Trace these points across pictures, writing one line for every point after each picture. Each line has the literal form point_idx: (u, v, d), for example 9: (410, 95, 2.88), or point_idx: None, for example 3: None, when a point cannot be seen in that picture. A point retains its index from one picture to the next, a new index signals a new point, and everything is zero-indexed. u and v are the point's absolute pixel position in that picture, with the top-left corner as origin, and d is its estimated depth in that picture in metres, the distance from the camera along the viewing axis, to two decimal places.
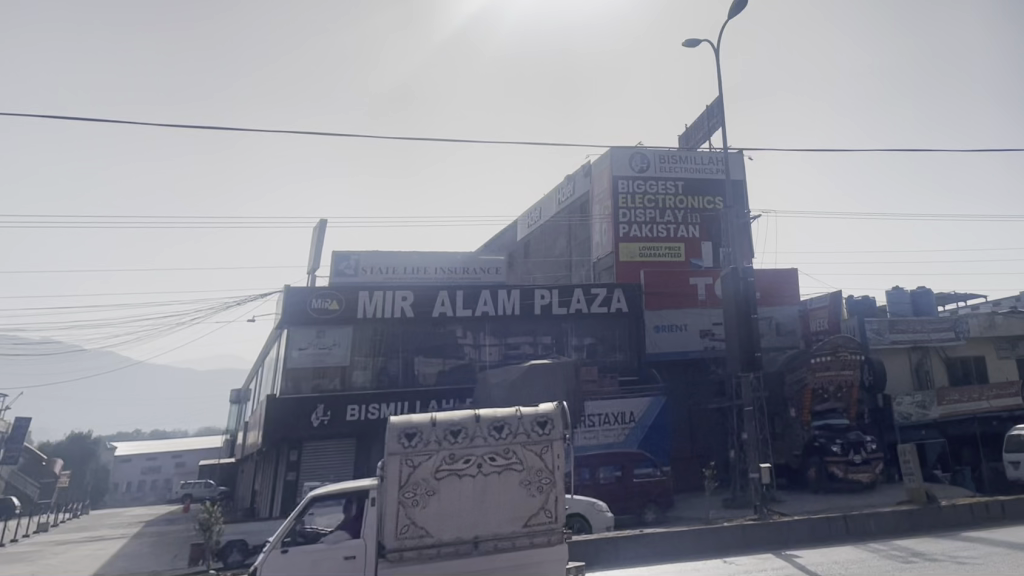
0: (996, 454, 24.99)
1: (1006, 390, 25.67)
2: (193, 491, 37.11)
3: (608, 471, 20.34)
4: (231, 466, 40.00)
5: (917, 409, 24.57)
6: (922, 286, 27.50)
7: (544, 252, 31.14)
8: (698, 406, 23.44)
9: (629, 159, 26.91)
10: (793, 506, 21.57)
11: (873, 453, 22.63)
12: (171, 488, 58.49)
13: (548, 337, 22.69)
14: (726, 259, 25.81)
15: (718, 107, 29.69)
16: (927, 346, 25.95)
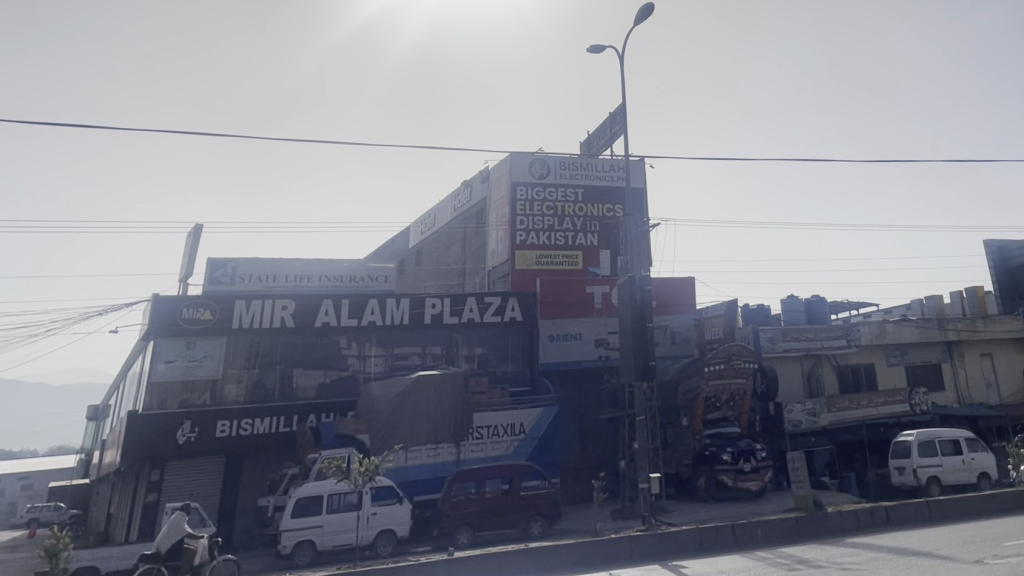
0: (882, 460, 25.58)
1: (894, 397, 26.07)
2: (41, 515, 34.92)
3: (495, 484, 19.88)
4: (84, 487, 37.93)
5: (807, 417, 24.74)
6: (816, 294, 27.76)
7: (437, 261, 30.67)
8: (589, 417, 23.29)
9: (529, 165, 26.57)
10: (680, 516, 21.75)
11: (763, 461, 22.95)
12: (15, 512, 56.44)
13: (437, 347, 22.13)
14: (624, 268, 25.71)
15: (619, 115, 29.62)
16: (819, 354, 26.30)
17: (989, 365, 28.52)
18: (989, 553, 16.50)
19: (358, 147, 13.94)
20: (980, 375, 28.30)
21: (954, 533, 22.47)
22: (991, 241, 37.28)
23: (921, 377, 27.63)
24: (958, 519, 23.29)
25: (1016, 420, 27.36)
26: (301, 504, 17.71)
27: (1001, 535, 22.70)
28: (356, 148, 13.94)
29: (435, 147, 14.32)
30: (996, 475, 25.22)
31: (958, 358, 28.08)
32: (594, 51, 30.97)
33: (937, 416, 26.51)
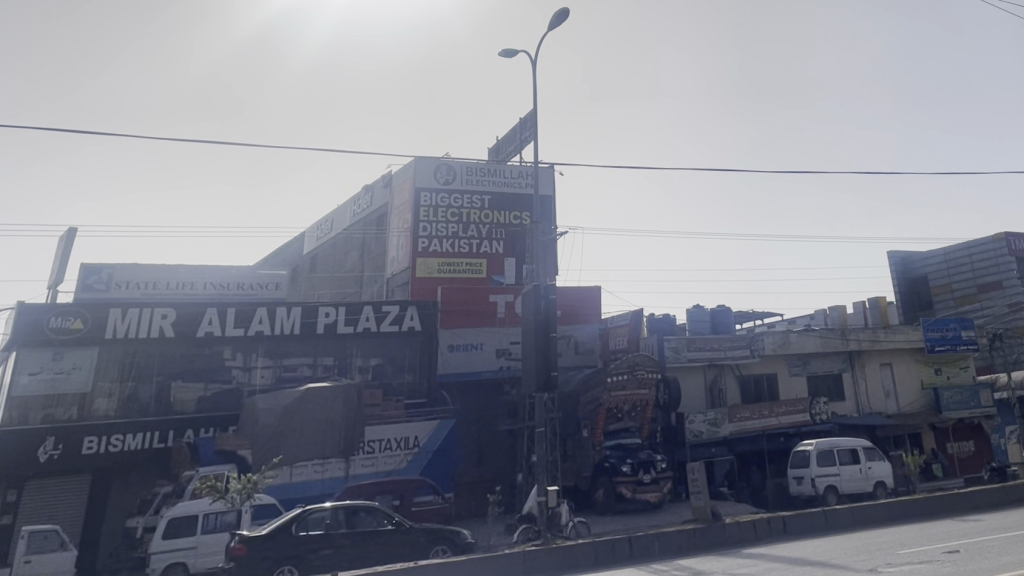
0: (781, 470, 25.77)
1: (795, 407, 26.34)
2: None
3: (384, 501, 19.34)
4: None
5: (708, 427, 24.98)
6: (721, 304, 27.86)
7: (333, 268, 30.05)
8: (487, 430, 22.88)
9: (434, 170, 26.06)
10: (577, 530, 21.42)
11: (662, 472, 23.05)
12: None
13: (330, 358, 21.47)
14: (529, 277, 25.45)
15: (529, 121, 29.28)
16: (723, 364, 26.35)
17: (888, 374, 28.93)
18: (882, 562, 16.55)
19: (237, 147, 13.40)
20: (881, 385, 28.70)
21: (849, 542, 22.68)
22: (893, 252, 39.47)
23: (823, 387, 27.89)
24: (854, 527, 23.53)
25: (913, 430, 27.64)
26: (172, 525, 16.86)
27: (894, 544, 23.03)
28: (236, 147, 13.40)
29: (320, 148, 13.87)
30: (891, 483, 25.69)
31: (859, 368, 28.46)
32: (505, 56, 30.67)
33: (836, 425, 26.83)
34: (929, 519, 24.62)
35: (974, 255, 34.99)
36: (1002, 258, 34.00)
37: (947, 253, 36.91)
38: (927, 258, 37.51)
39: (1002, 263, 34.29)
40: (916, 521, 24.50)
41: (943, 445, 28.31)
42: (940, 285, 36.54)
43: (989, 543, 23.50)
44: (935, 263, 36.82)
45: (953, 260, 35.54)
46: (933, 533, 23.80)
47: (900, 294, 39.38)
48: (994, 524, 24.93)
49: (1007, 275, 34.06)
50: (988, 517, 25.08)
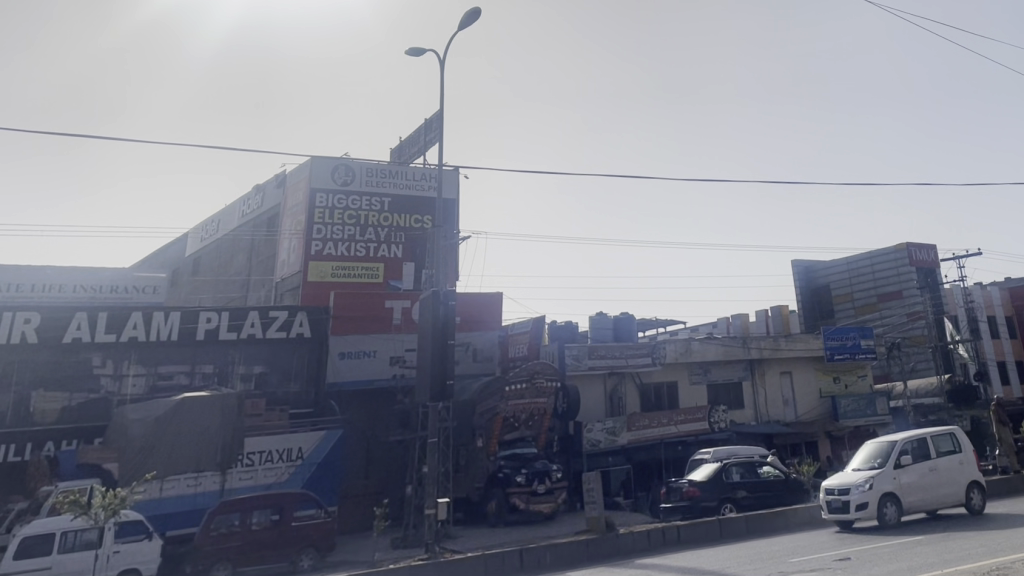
0: (677, 479, 25.65)
1: (694, 415, 26.37)
2: None
3: (262, 516, 18.42)
4: None
5: (606, 436, 24.70)
6: (624, 312, 27.76)
7: (217, 270, 29.26)
8: (377, 439, 22.36)
9: (331, 170, 25.28)
10: (466, 543, 20.87)
11: (557, 482, 22.75)
12: None
13: (209, 366, 20.80)
14: (427, 282, 24.95)
15: (436, 122, 28.64)
16: (624, 372, 26.18)
17: (787, 383, 29.21)
18: (775, 570, 16.34)
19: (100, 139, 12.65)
20: (780, 393, 28.96)
21: (742, 552, 22.79)
22: (799, 261, 40.11)
23: (723, 396, 27.99)
24: (748, 536, 23.71)
25: (809, 438, 27.92)
26: (25, 543, 15.82)
27: (787, 552, 23.21)
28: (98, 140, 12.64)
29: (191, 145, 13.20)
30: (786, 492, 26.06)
31: (759, 376, 28.67)
32: (412, 54, 30.02)
33: (734, 433, 26.96)
34: (821, 527, 24.98)
35: (875, 265, 35.66)
36: (902, 268, 34.69)
37: (850, 263, 37.60)
38: (829, 268, 38.25)
39: (901, 273, 34.97)
40: (808, 528, 24.84)
41: (839, 453, 28.68)
42: (841, 293, 37.20)
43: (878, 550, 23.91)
44: (837, 273, 37.57)
45: (855, 270, 36.17)
46: (825, 541, 24.11)
47: (804, 302, 40.02)
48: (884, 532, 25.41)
49: (906, 285, 34.76)
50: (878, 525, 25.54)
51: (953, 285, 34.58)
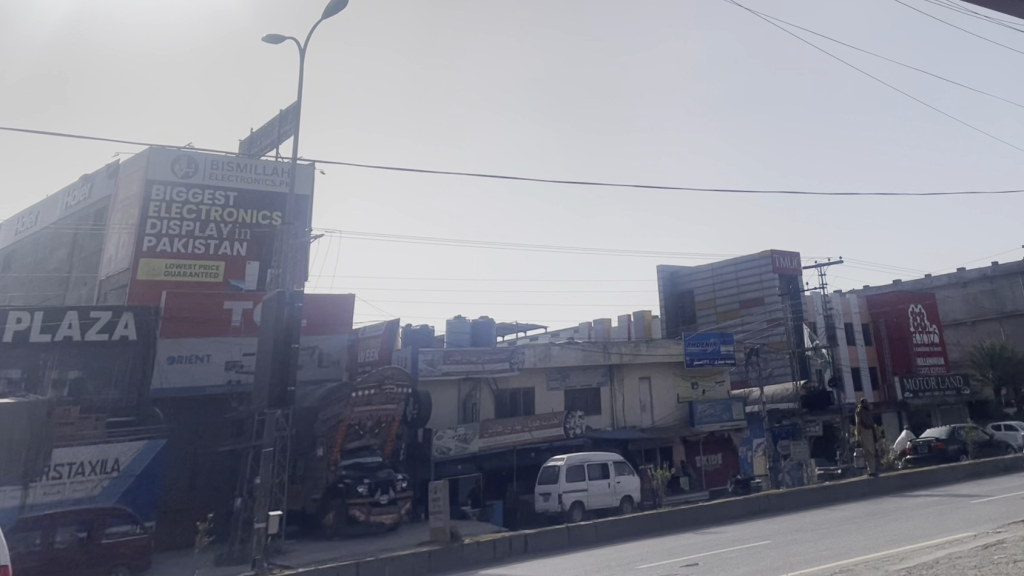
0: (528, 487, 25.48)
1: (549, 421, 26.23)
2: None
3: (67, 532, 16.64)
4: None
5: (457, 444, 24.26)
6: (483, 316, 27.20)
7: (38, 264, 27.39)
8: (206, 448, 21.25)
9: (171, 162, 23.95)
10: (297, 558, 19.87)
11: (400, 492, 22.18)
12: None
13: (17, 371, 19.28)
14: (272, 282, 23.95)
15: (293, 112, 27.35)
16: (479, 377, 25.69)
17: (646, 388, 29.28)
18: None
19: None
20: (638, 398, 28.99)
21: (590, 558, 22.79)
22: (665, 267, 40.70)
23: (580, 401, 27.82)
24: (597, 543, 23.74)
25: (664, 443, 28.03)
26: None
27: (635, 558, 23.32)
28: None
29: None
30: (637, 497, 26.22)
31: (618, 381, 28.64)
32: (269, 42, 28.70)
33: (589, 439, 26.84)
34: (670, 532, 25.28)
35: (739, 271, 36.36)
36: (764, 275, 35.45)
37: (715, 270, 38.33)
38: (693, 274, 38.83)
39: (763, 280, 35.87)
40: (658, 534, 25.10)
41: (693, 458, 28.85)
42: (704, 299, 37.82)
43: (725, 555, 24.35)
44: (701, 279, 38.18)
45: (719, 276, 36.80)
46: (673, 548, 24.46)
47: (669, 306, 40.64)
48: (733, 536, 25.90)
49: (767, 292, 35.64)
50: (727, 530, 26.02)
51: (814, 292, 35.05)
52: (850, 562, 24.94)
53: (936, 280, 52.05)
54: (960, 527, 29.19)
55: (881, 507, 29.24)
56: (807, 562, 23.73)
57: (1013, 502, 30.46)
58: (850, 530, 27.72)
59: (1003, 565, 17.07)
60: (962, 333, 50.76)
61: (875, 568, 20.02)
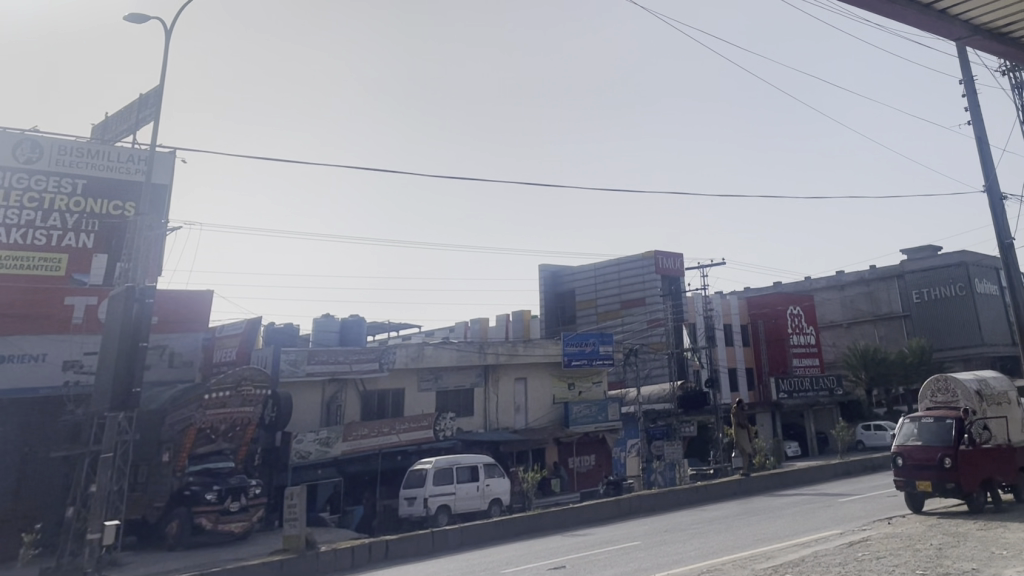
0: (392, 491, 24.91)
1: (418, 423, 25.65)
2: None
3: None
4: None
5: (317, 448, 23.45)
6: (353, 315, 26.44)
7: None
8: (36, 454, 19.84)
9: (12, 147, 22.37)
10: (133, 571, 18.67)
11: (253, 499, 21.21)
12: None
13: None
14: (121, 276, 22.63)
15: (154, 96, 25.93)
16: (346, 378, 24.90)
17: (521, 389, 29.05)
18: None
19: None
20: (512, 399, 28.70)
21: (455, 563, 22.31)
22: (547, 267, 40.88)
23: (451, 402, 27.32)
24: (461, 548, 23.28)
25: (537, 445, 27.82)
26: None
27: (501, 562, 22.98)
28: None
29: None
30: (506, 501, 25.91)
31: (492, 381, 28.34)
32: (130, 21, 27.23)
33: (460, 442, 26.41)
34: (538, 535, 25.06)
35: (621, 272, 36.65)
36: (646, 276, 35.82)
37: (596, 270, 38.75)
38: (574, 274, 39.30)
39: (644, 281, 36.54)
40: (526, 537, 24.83)
41: (566, 460, 28.73)
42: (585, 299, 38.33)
43: (595, 557, 24.21)
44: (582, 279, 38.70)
45: (601, 277, 37.31)
46: (541, 551, 24.24)
47: (551, 306, 40.77)
48: (602, 538, 25.84)
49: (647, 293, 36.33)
50: (596, 532, 25.96)
51: (696, 293, 35.33)
52: (718, 562, 25.16)
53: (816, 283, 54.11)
54: (827, 525, 29.89)
55: (751, 506, 29.69)
56: (674, 563, 23.82)
57: (877, 499, 31.40)
58: (719, 529, 28.07)
59: (863, 565, 17.18)
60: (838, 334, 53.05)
61: (741, 567, 20.08)
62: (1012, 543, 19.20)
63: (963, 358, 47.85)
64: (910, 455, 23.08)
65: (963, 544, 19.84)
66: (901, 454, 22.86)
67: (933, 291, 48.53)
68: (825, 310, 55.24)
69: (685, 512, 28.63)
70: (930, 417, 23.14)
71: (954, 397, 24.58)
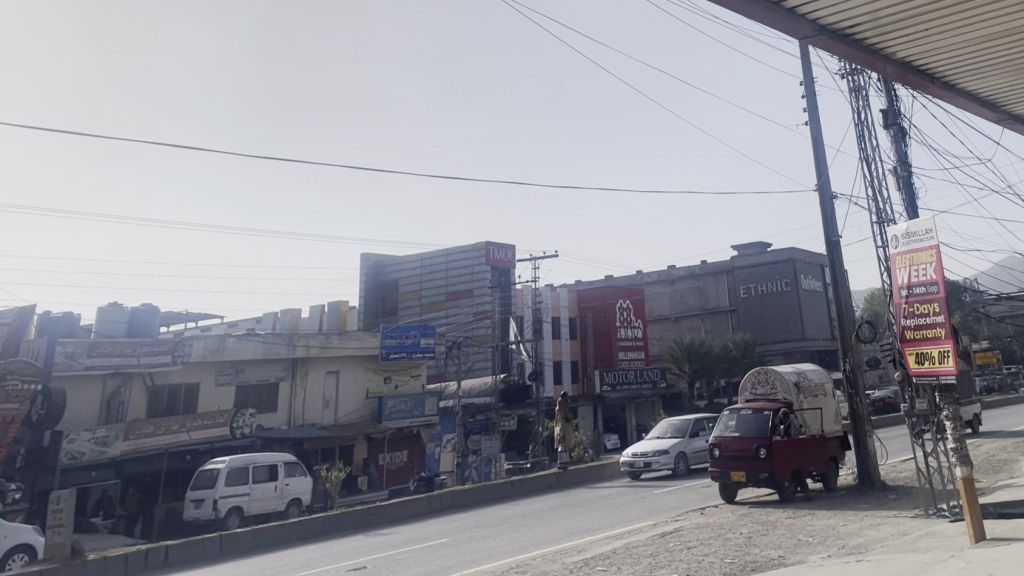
0: (177, 492, 23.60)
1: (213, 420, 24.63)
2: None
3: None
4: None
5: (93, 447, 21.80)
6: (145, 303, 25.18)
7: None
8: None
9: None
10: None
11: (9, 505, 19.27)
12: None
13: None
14: None
15: None
16: (131, 372, 23.35)
17: (331, 383, 28.29)
18: None
19: None
20: (321, 392, 27.91)
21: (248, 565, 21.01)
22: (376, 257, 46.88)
23: (252, 398, 26.13)
24: (252, 552, 22.05)
25: (345, 442, 27.18)
26: None
27: (300, 564, 21.90)
28: None
29: None
30: (305, 501, 25.00)
31: (300, 375, 27.41)
32: None
33: (259, 439, 25.46)
34: (339, 535, 24.21)
35: (444, 265, 43.62)
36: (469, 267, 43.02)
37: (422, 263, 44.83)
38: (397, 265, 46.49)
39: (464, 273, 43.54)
40: (327, 537, 23.87)
41: (375, 457, 28.23)
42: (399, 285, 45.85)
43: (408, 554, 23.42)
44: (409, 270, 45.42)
45: (428, 267, 44.19)
46: (340, 550, 23.39)
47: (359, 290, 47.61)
48: (409, 536, 25.27)
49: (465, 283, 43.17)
50: (403, 530, 25.36)
51: (524, 285, 35.33)
52: (531, 555, 24.87)
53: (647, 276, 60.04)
54: (641, 516, 30.24)
55: (567, 500, 29.76)
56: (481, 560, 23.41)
57: (692, 490, 32.21)
58: (533, 524, 28.00)
59: (658, 564, 16.62)
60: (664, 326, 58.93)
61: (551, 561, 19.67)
62: (817, 531, 19.57)
63: (783, 352, 52.92)
64: (726, 445, 23.58)
65: (771, 532, 20.10)
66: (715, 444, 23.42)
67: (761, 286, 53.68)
68: (655, 304, 60.40)
69: (497, 507, 28.42)
70: (749, 408, 23.75)
71: (773, 389, 25.42)
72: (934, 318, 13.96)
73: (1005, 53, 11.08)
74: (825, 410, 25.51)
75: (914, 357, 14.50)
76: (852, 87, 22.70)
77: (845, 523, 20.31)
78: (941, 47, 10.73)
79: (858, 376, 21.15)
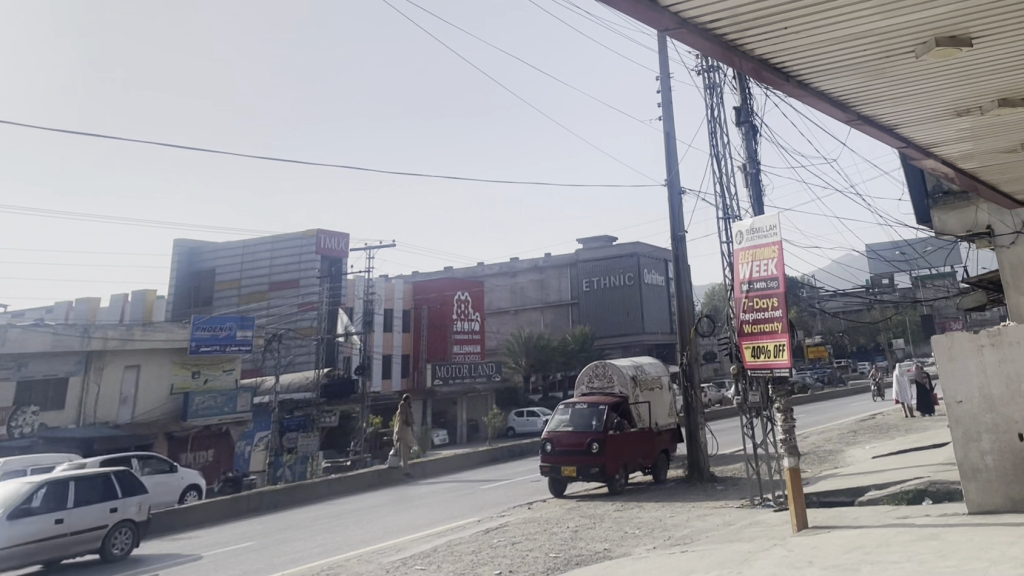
0: None
1: None
2: None
3: None
4: None
5: None
6: None
7: None
8: None
9: None
10: None
11: None
12: None
13: None
14: None
15: None
16: None
17: (130, 378, 26.63)
18: None
19: None
20: (118, 388, 26.23)
21: None
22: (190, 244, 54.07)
23: (37, 393, 24.07)
24: None
25: (141, 442, 25.79)
26: None
27: None
28: None
29: None
30: None
31: (95, 370, 25.58)
32: None
33: (41, 439, 23.49)
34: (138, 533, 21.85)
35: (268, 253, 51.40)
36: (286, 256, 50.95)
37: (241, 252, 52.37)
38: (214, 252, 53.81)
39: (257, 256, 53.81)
40: None
41: (176, 456, 26.84)
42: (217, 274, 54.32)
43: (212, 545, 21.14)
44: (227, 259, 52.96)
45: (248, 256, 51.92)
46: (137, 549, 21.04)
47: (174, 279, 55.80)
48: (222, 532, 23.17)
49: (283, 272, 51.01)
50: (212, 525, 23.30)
51: (357, 276, 34.25)
52: (347, 552, 23.07)
53: (487, 270, 61.77)
54: (467, 512, 29.14)
55: (391, 496, 28.39)
56: (297, 554, 21.56)
57: (523, 484, 31.80)
58: (361, 518, 26.47)
59: (469, 565, 15.15)
60: (502, 319, 61.13)
61: (365, 558, 18.12)
62: (643, 524, 18.43)
63: (620, 346, 54.33)
64: (559, 438, 22.57)
65: (597, 526, 18.90)
66: (549, 438, 22.50)
67: (602, 280, 55.87)
68: (493, 297, 61.92)
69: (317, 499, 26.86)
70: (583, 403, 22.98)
71: (609, 384, 24.82)
72: (772, 312, 13.41)
73: (883, 65, 7.91)
74: (658, 405, 25.52)
75: (749, 350, 14.05)
76: (707, 82, 22.64)
77: (672, 515, 19.64)
78: (821, 46, 7.43)
79: (697, 368, 21.05)
